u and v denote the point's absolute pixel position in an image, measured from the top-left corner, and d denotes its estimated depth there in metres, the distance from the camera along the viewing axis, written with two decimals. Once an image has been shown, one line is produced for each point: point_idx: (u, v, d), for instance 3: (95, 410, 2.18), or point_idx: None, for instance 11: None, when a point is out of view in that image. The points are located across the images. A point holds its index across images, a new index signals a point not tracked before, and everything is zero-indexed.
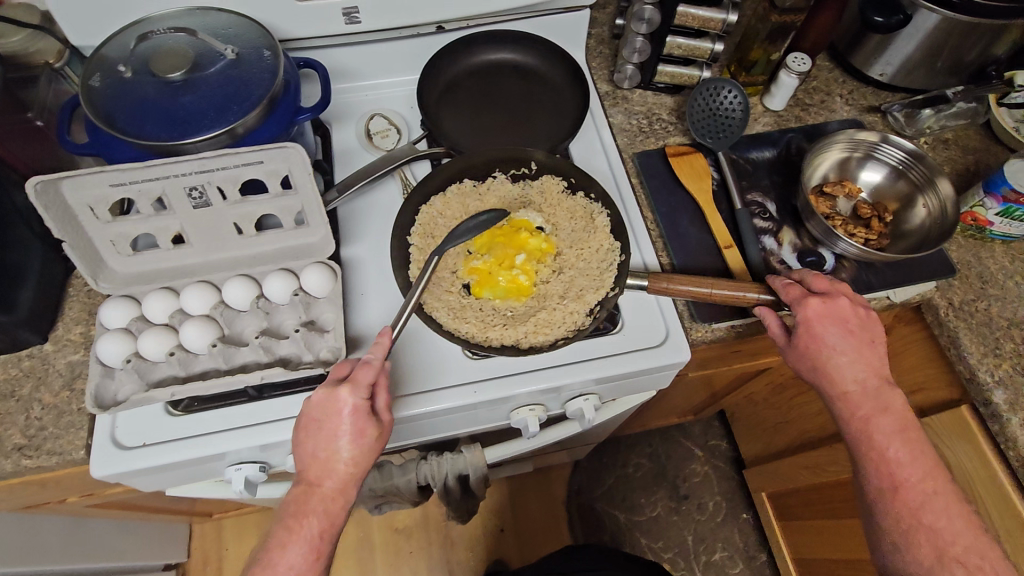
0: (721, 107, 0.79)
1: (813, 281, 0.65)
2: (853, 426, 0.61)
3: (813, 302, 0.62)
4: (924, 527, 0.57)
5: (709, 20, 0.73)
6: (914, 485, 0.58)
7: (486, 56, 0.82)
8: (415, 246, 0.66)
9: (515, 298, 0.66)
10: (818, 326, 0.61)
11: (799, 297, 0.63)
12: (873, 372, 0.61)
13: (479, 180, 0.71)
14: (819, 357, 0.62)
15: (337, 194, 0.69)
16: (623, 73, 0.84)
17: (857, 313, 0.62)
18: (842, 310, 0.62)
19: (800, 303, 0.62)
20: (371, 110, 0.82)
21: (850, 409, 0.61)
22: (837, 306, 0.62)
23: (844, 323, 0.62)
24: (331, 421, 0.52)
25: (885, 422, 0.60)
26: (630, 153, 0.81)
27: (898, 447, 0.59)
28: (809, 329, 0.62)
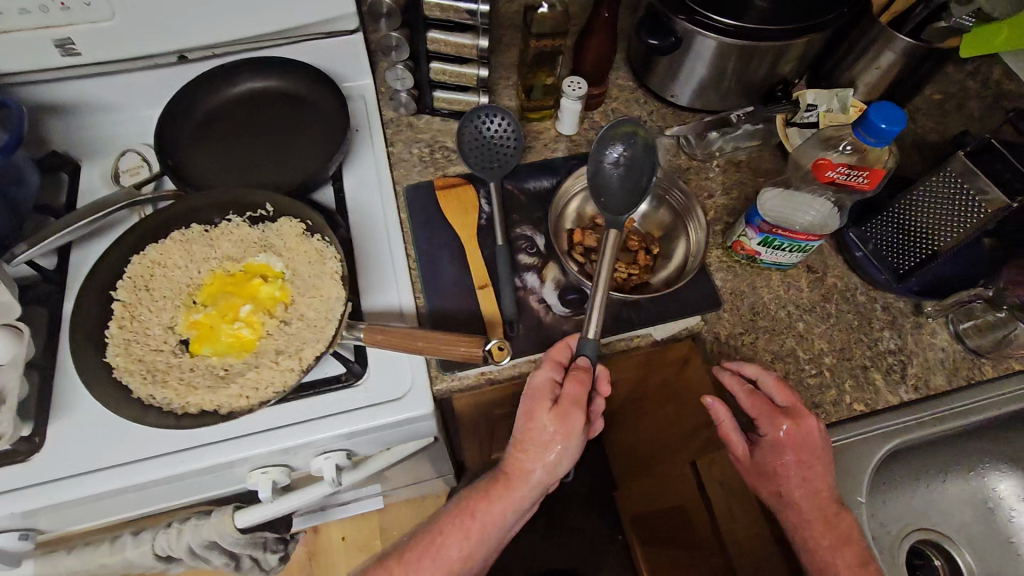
0: (490, 137, 0.74)
1: (779, 394, 0.61)
2: (809, 556, 0.59)
3: (783, 422, 0.59)
4: None
5: (461, 45, 0.69)
6: None
7: (251, 84, 0.76)
8: (121, 301, 0.61)
9: (236, 353, 0.61)
10: (782, 447, 0.59)
11: (769, 415, 0.60)
12: (827, 498, 0.59)
13: (213, 224, 0.66)
14: (780, 482, 0.59)
15: (31, 245, 0.63)
16: (399, 100, 0.79)
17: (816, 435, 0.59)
18: (806, 430, 0.59)
19: (762, 415, 0.60)
20: (123, 146, 0.76)
21: (812, 539, 0.58)
22: (807, 430, 0.59)
23: (810, 446, 0.59)
24: (533, 403, 0.58)
25: (845, 553, 0.59)
26: (404, 184, 0.77)
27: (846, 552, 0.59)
28: (774, 446, 0.59)
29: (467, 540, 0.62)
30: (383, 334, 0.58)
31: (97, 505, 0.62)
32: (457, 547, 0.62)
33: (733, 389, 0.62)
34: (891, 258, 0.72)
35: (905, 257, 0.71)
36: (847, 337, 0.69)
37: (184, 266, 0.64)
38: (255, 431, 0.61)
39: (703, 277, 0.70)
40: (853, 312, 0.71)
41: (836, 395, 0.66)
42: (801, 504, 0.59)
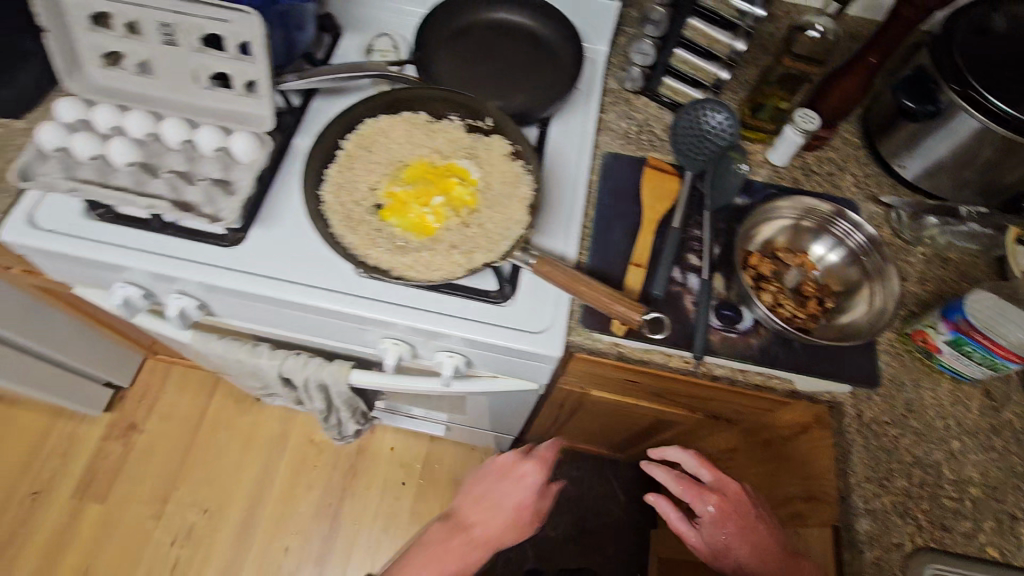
0: (708, 128, 0.74)
1: (703, 469, 0.71)
2: None
3: (710, 496, 0.69)
4: None
5: (715, 40, 0.70)
6: None
7: (506, 15, 0.83)
8: (344, 151, 0.68)
9: (415, 233, 0.66)
10: (723, 521, 0.68)
11: (697, 491, 0.69)
12: (768, 546, 0.67)
13: (437, 118, 0.73)
14: (725, 549, 0.68)
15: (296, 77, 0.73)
16: (629, 75, 0.81)
17: (738, 491, 0.70)
18: (728, 489, 0.70)
19: (695, 496, 0.69)
20: (383, 30, 0.85)
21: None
22: (736, 494, 0.69)
23: (740, 507, 0.69)
24: (518, 466, 0.88)
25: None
26: (604, 150, 0.79)
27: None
28: (714, 529, 0.68)
29: (478, 545, 0.83)
30: (551, 267, 0.61)
31: (256, 310, 0.70)
32: (450, 567, 0.81)
33: (662, 476, 0.70)
34: None
35: None
36: (1005, 479, 0.62)
37: (402, 144, 0.71)
38: (405, 304, 0.66)
39: (868, 350, 0.66)
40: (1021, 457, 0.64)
41: (969, 528, 0.59)
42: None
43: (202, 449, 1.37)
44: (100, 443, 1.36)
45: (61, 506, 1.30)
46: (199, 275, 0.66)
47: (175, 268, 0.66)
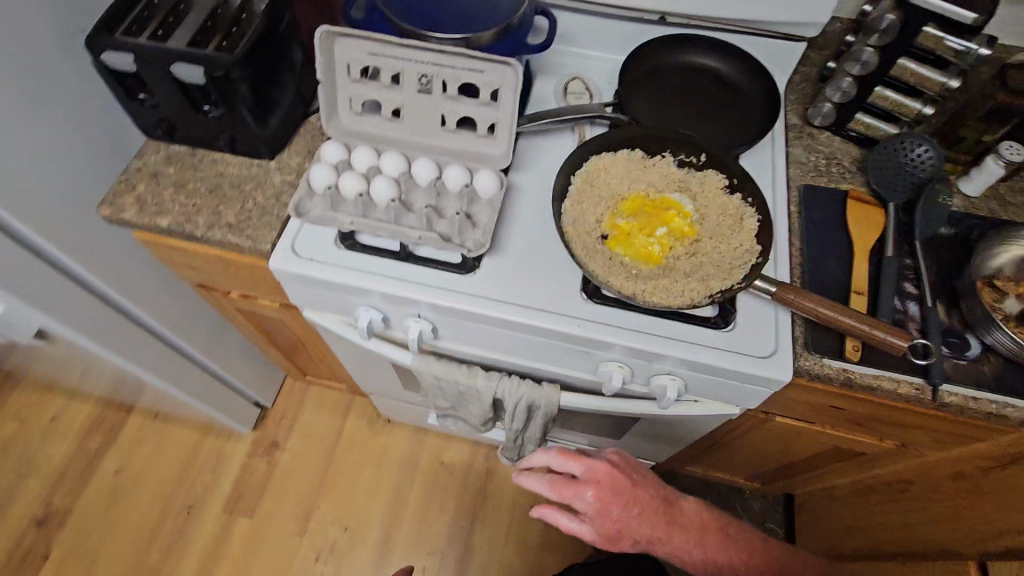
0: (910, 161, 0.77)
1: (560, 459, 0.71)
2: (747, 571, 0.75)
3: (586, 487, 0.71)
4: None
5: (927, 80, 0.74)
6: None
7: (694, 57, 0.88)
8: (574, 186, 0.74)
9: (643, 262, 0.70)
10: (604, 509, 0.71)
11: (569, 487, 0.71)
12: (648, 505, 0.73)
13: (649, 154, 0.77)
14: (622, 530, 0.72)
15: (526, 120, 0.80)
16: (819, 110, 0.85)
17: (611, 468, 0.72)
18: (595, 476, 0.71)
19: (564, 487, 0.71)
20: (574, 74, 0.92)
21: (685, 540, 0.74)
22: (598, 468, 0.71)
23: (614, 483, 0.72)
24: None
25: (711, 538, 0.76)
26: (798, 182, 0.82)
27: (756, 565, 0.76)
28: (603, 519, 0.71)
29: None
30: (793, 296, 0.66)
31: (484, 334, 0.74)
32: None
33: (537, 485, 0.72)
34: None
35: None
36: None
37: (621, 179, 0.75)
38: (639, 329, 0.69)
39: None
40: None
41: None
42: (671, 539, 0.74)
43: (340, 468, 1.43)
44: (245, 460, 1.44)
45: (213, 520, 1.37)
46: (444, 300, 0.70)
47: (423, 294, 0.70)
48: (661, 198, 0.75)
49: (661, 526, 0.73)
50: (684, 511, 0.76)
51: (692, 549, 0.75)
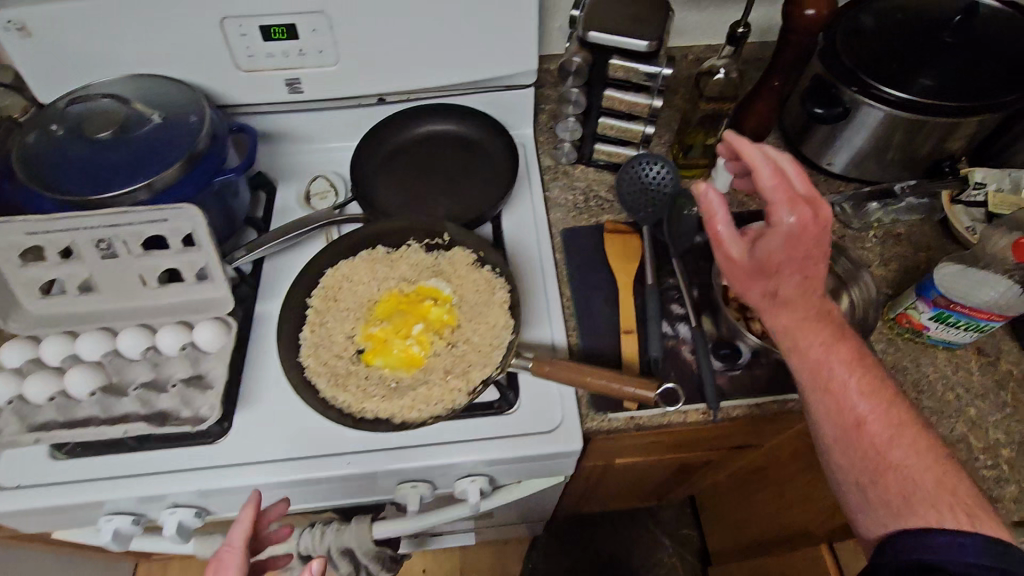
0: (651, 182, 0.78)
1: None
2: (806, 364, 0.55)
3: (781, 209, 0.51)
4: (890, 468, 0.51)
5: (636, 104, 0.73)
6: (878, 419, 0.52)
7: (431, 126, 0.85)
8: (313, 308, 0.67)
9: (405, 369, 0.65)
10: (796, 240, 0.51)
11: (772, 202, 0.51)
12: (788, 287, 0.55)
13: (394, 247, 0.72)
14: None
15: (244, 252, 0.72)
16: (561, 150, 0.85)
17: (791, 243, 0.51)
18: (820, 219, 0.50)
19: (730, 246, 0.55)
20: (316, 172, 0.86)
21: (816, 338, 0.55)
22: (792, 213, 0.50)
23: (807, 261, 0.53)
24: None
25: (813, 338, 0.55)
26: (560, 227, 0.80)
27: (874, 426, 0.52)
28: (793, 250, 0.51)
29: None
30: (550, 366, 0.62)
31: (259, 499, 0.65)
32: None
33: (716, 198, 0.53)
34: None
35: None
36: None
37: (367, 282, 0.70)
38: (417, 444, 0.63)
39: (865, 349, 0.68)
40: None
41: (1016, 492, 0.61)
42: (777, 313, 0.56)
43: None
44: None
45: None
46: (191, 484, 0.61)
47: (163, 485, 0.61)
48: (413, 291, 0.70)
49: (803, 292, 0.55)
50: (790, 290, 0.55)
51: (829, 446, 0.54)
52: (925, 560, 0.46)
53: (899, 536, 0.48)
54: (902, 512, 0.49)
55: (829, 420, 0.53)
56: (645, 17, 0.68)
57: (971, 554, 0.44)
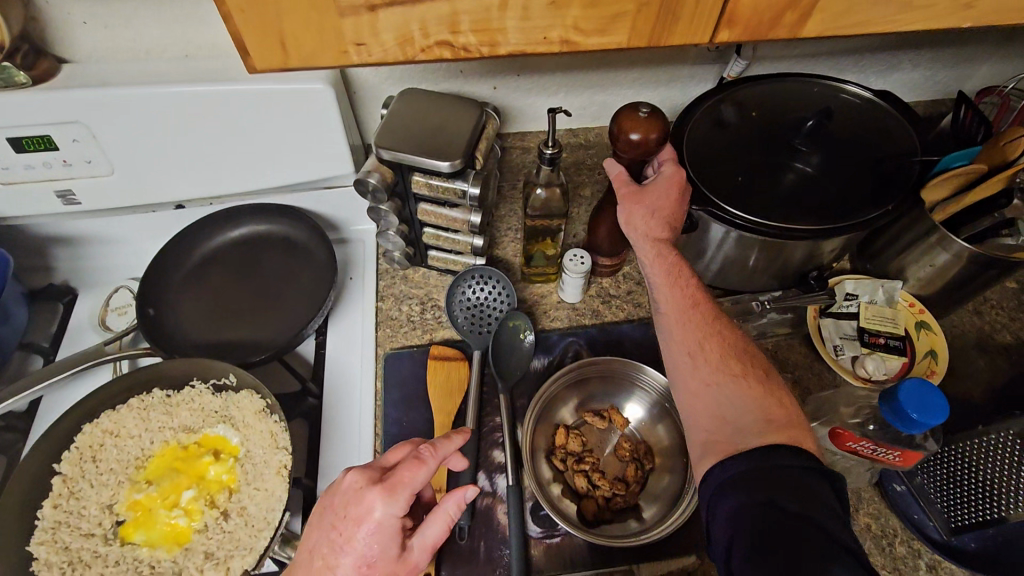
0: (480, 300, 0.72)
1: (397, 482, 0.45)
2: (684, 344, 0.53)
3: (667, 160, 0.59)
4: (724, 371, 0.50)
5: (455, 219, 0.66)
6: (725, 377, 0.50)
7: (251, 229, 0.77)
8: (63, 475, 0.58)
9: (168, 546, 0.56)
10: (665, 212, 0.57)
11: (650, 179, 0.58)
12: (683, 288, 0.55)
13: (175, 388, 0.63)
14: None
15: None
16: (392, 258, 0.75)
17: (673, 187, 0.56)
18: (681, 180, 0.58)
19: (627, 205, 0.58)
20: (123, 281, 0.76)
21: (714, 337, 0.52)
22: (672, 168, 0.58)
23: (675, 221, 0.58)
24: None
25: (710, 336, 0.52)
26: (387, 347, 0.72)
27: (730, 377, 0.50)
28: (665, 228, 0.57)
29: None
30: None
31: None
32: None
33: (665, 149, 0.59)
34: (944, 508, 0.60)
35: (960, 511, 0.58)
36: None
37: (137, 435, 0.61)
38: None
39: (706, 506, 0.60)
40: (888, 571, 0.58)
41: None
42: (671, 306, 0.55)
43: None
44: None
45: None
46: None
47: None
48: (194, 444, 0.62)
49: (695, 296, 0.55)
50: (669, 270, 0.56)
51: (697, 398, 0.50)
52: (752, 448, 0.42)
53: (740, 449, 0.43)
54: (736, 436, 0.45)
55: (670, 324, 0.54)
56: (452, 125, 0.62)
57: (799, 465, 0.40)
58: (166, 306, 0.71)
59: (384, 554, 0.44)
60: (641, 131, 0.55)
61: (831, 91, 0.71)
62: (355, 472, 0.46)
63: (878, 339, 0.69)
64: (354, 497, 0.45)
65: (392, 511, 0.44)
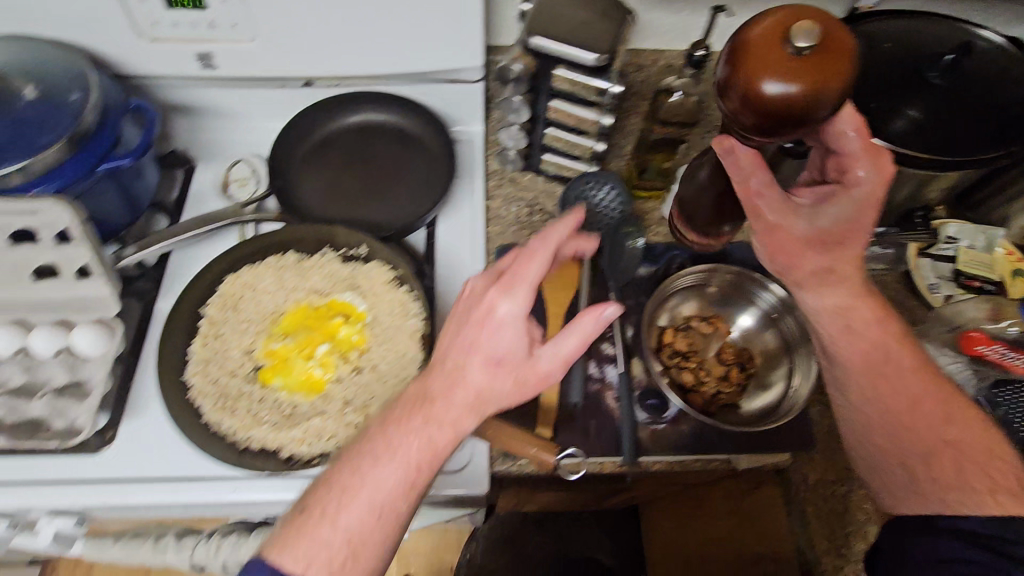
0: (595, 204, 0.72)
1: (518, 275, 0.46)
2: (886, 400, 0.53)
3: (859, 163, 0.52)
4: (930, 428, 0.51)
5: (584, 118, 0.66)
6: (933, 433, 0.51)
7: (368, 116, 0.78)
8: (207, 318, 0.61)
9: (305, 392, 0.60)
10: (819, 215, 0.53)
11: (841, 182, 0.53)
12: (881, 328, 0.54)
13: (306, 253, 0.66)
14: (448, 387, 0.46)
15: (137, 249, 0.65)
16: (506, 157, 0.78)
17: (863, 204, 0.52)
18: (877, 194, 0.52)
19: (777, 210, 0.54)
20: (239, 155, 0.78)
21: (919, 392, 0.53)
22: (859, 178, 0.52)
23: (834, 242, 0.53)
24: None
25: (912, 386, 0.53)
26: (497, 242, 0.74)
27: (936, 437, 0.51)
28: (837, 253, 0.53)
29: None
30: None
31: (145, 511, 0.62)
32: None
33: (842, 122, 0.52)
34: None
35: None
36: None
37: (273, 292, 0.64)
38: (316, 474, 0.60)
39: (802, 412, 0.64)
40: None
41: None
42: (871, 354, 0.54)
43: None
44: None
45: None
46: (73, 497, 0.58)
47: (39, 497, 0.58)
48: (323, 303, 0.65)
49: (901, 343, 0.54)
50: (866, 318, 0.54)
51: (894, 455, 0.52)
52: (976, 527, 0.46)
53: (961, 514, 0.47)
54: (945, 503, 0.49)
55: (858, 373, 0.54)
56: (595, 27, 0.61)
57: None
58: (288, 179, 0.73)
59: (513, 354, 0.46)
60: (773, 72, 0.43)
61: (966, 30, 0.70)
62: (481, 277, 0.49)
63: (974, 282, 0.71)
64: (486, 296, 0.47)
65: (516, 307, 0.46)
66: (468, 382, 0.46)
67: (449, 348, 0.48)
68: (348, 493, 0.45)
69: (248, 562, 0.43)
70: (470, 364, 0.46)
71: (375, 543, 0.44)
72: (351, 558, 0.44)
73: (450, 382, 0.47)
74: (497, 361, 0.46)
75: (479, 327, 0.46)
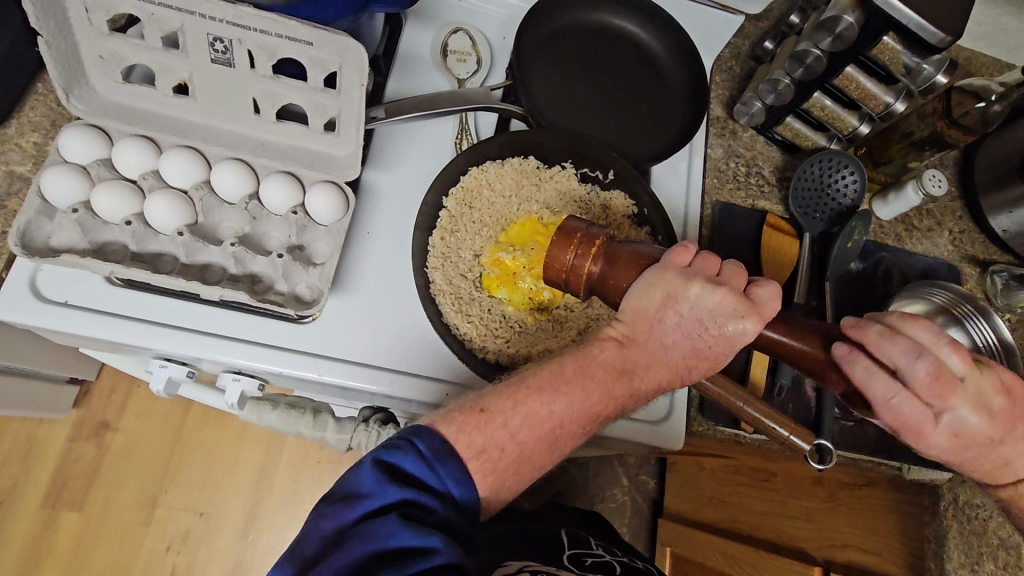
0: (833, 185, 0.68)
1: (764, 295, 0.43)
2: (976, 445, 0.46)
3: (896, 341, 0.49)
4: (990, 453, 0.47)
5: (872, 96, 0.62)
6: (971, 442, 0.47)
7: (611, 18, 0.69)
8: (447, 210, 0.57)
9: (529, 312, 0.57)
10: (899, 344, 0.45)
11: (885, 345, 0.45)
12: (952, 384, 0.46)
13: (544, 163, 0.62)
14: (668, 369, 0.45)
15: (384, 113, 0.57)
16: (747, 108, 0.71)
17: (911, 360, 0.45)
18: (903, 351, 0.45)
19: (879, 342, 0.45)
20: (457, 22, 0.68)
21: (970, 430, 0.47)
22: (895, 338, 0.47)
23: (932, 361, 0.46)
24: None
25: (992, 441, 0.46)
26: (713, 196, 0.70)
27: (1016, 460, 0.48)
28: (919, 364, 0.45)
29: None
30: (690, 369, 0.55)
31: (328, 390, 0.57)
32: None
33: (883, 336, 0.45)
34: None
35: None
36: None
37: (509, 198, 0.60)
38: None
39: None
40: None
41: None
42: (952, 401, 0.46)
43: (191, 452, 1.15)
44: (66, 446, 1.11)
45: (32, 513, 1.08)
46: (265, 361, 0.52)
47: (232, 353, 0.52)
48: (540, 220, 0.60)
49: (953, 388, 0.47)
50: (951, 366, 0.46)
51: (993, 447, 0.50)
52: None
53: None
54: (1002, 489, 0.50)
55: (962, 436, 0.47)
56: None
57: None
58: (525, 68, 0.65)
59: (719, 358, 0.45)
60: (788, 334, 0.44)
61: None
62: (729, 294, 0.42)
63: None
64: (720, 320, 0.43)
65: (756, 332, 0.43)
66: (669, 361, 0.45)
67: (667, 341, 0.45)
68: (536, 414, 0.43)
69: (410, 427, 0.41)
70: (684, 352, 0.45)
71: (538, 462, 0.44)
72: (515, 465, 0.42)
73: (656, 359, 0.45)
74: (700, 359, 0.45)
75: (703, 340, 0.44)
